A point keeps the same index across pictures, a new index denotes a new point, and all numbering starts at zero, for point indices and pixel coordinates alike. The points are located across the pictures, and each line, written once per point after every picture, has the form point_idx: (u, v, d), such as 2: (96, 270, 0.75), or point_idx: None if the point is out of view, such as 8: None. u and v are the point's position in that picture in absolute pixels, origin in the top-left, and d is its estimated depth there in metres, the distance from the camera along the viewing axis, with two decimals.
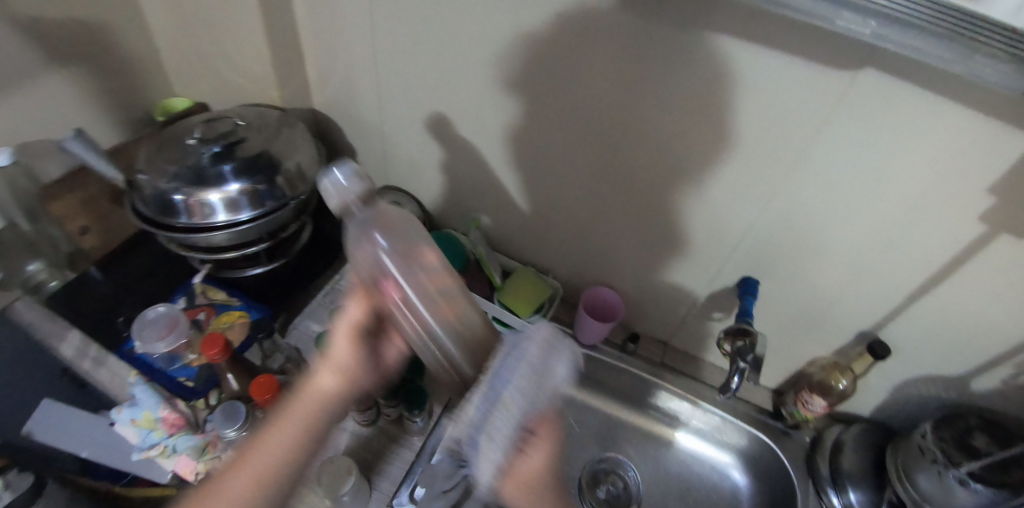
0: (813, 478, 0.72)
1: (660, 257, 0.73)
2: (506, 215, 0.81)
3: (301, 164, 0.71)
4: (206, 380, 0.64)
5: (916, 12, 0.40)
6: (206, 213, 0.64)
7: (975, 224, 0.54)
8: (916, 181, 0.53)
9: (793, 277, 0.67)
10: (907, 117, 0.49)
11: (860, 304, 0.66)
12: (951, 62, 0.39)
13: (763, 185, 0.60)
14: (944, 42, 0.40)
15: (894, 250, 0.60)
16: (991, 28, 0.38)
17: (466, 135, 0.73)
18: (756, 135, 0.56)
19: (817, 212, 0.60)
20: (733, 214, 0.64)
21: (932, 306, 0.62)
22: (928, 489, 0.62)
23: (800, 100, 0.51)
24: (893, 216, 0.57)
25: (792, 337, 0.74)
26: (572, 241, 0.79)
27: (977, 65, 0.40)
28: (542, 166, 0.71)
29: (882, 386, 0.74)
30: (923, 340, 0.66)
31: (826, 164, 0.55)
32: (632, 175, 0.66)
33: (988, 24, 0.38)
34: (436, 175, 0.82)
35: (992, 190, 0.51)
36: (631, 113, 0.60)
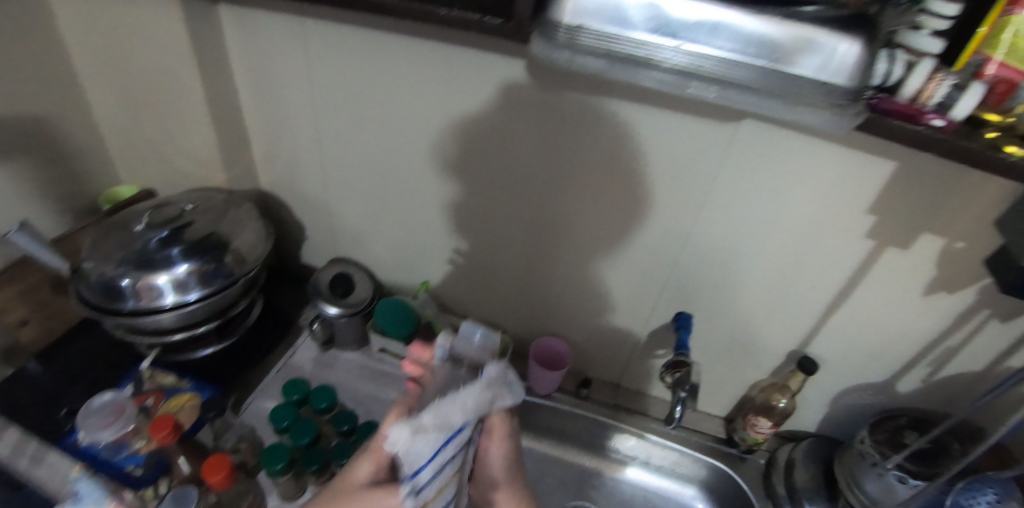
0: (772, 500, 0.76)
1: (602, 303, 0.77)
2: (451, 276, 0.84)
3: (247, 241, 0.73)
4: (154, 466, 0.64)
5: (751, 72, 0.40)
6: (153, 296, 0.65)
7: (863, 241, 0.62)
8: (807, 211, 0.61)
9: (722, 308, 0.73)
10: (788, 154, 0.57)
11: (783, 325, 0.72)
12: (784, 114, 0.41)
13: (681, 225, 0.66)
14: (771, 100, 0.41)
15: (803, 272, 0.66)
16: (808, 84, 0.39)
17: (406, 201, 0.78)
18: (665, 180, 0.62)
19: (731, 245, 0.66)
20: (659, 254, 0.69)
21: (845, 321, 0.69)
22: (874, 493, 0.67)
23: (698, 148, 0.58)
24: (796, 242, 0.64)
25: (730, 364, 0.79)
26: (518, 295, 0.82)
27: (803, 116, 0.41)
28: (481, 227, 0.76)
29: (820, 401, 0.79)
30: (845, 352, 0.72)
31: (729, 201, 0.62)
32: (562, 226, 0.71)
33: (803, 81, 0.39)
34: (380, 243, 0.86)
35: (869, 210, 0.59)
36: (555, 172, 0.66)
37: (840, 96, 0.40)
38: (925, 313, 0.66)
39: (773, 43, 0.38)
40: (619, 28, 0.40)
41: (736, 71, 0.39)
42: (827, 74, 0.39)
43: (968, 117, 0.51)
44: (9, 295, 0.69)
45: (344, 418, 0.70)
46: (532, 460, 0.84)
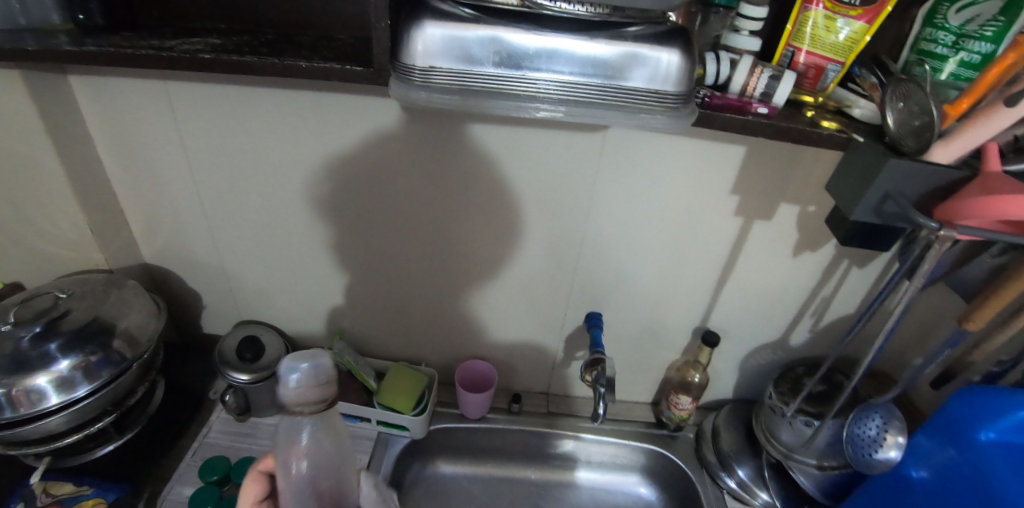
0: (705, 469, 0.81)
1: (518, 318, 0.80)
2: (367, 318, 0.83)
3: (137, 320, 0.68)
4: None
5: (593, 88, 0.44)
6: (34, 402, 0.59)
7: (733, 219, 0.69)
8: (678, 201, 0.67)
9: (626, 301, 0.77)
10: (652, 154, 0.63)
11: (682, 306, 0.78)
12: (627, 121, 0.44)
13: (573, 231, 0.70)
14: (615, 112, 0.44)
15: (688, 256, 0.72)
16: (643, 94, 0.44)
17: (307, 251, 0.76)
18: (550, 192, 0.66)
19: (622, 242, 0.71)
20: (561, 262, 0.73)
21: (733, 292, 0.76)
22: (790, 441, 0.75)
23: (574, 160, 0.63)
24: (677, 229, 0.69)
25: (645, 350, 0.84)
26: (437, 326, 0.82)
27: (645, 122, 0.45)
28: (389, 265, 0.76)
29: (729, 369, 0.86)
30: (739, 320, 0.79)
31: (610, 203, 0.67)
32: (465, 251, 0.73)
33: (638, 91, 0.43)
34: (287, 297, 0.83)
35: (732, 190, 0.66)
36: (448, 200, 0.68)
37: (671, 100, 0.44)
38: (797, 272, 0.74)
39: (606, 63, 0.42)
40: (468, 65, 0.43)
41: (578, 91, 0.43)
42: (658, 83, 0.43)
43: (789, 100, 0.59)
44: None
45: None
46: (480, 486, 0.84)
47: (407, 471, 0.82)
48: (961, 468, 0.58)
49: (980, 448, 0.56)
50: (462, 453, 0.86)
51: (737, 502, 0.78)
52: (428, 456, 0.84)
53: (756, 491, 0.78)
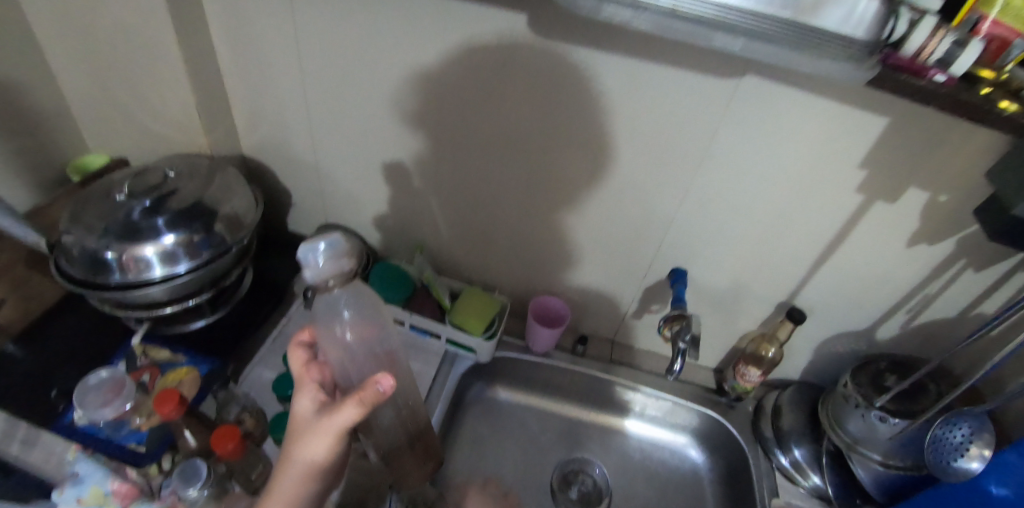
0: (760, 442, 0.81)
1: (599, 262, 0.79)
2: (448, 240, 0.84)
3: (236, 207, 0.70)
4: (159, 441, 0.63)
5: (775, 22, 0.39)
6: (141, 269, 0.63)
7: (854, 196, 0.64)
8: (802, 167, 0.62)
9: (713, 263, 0.75)
10: (789, 112, 0.57)
11: (774, 278, 0.75)
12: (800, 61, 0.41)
13: (675, 183, 0.67)
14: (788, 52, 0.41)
15: (795, 227, 0.68)
16: (830, 37, 0.39)
17: (401, 163, 0.76)
18: (664, 137, 0.62)
19: (728, 202, 0.67)
20: (657, 212, 0.70)
21: (833, 271, 0.72)
22: (858, 432, 0.73)
23: (700, 106, 0.59)
24: (790, 197, 0.65)
25: (722, 316, 0.82)
26: (513, 257, 0.83)
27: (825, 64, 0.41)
28: (478, 190, 0.75)
29: (804, 349, 0.84)
30: (830, 301, 0.76)
31: (725, 159, 0.63)
32: (560, 186, 0.71)
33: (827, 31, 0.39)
34: (374, 208, 0.84)
35: (862, 164, 0.60)
36: (552, 132, 0.65)
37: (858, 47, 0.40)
38: (908, 263, 0.69)
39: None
40: None
41: (760, 23, 0.39)
42: (849, 26, 0.39)
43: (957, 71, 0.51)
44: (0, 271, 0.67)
45: None
46: (530, 418, 0.87)
47: (466, 391, 0.85)
48: None
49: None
50: (520, 384, 0.88)
51: (787, 480, 0.78)
52: (486, 381, 0.87)
53: (809, 473, 0.77)
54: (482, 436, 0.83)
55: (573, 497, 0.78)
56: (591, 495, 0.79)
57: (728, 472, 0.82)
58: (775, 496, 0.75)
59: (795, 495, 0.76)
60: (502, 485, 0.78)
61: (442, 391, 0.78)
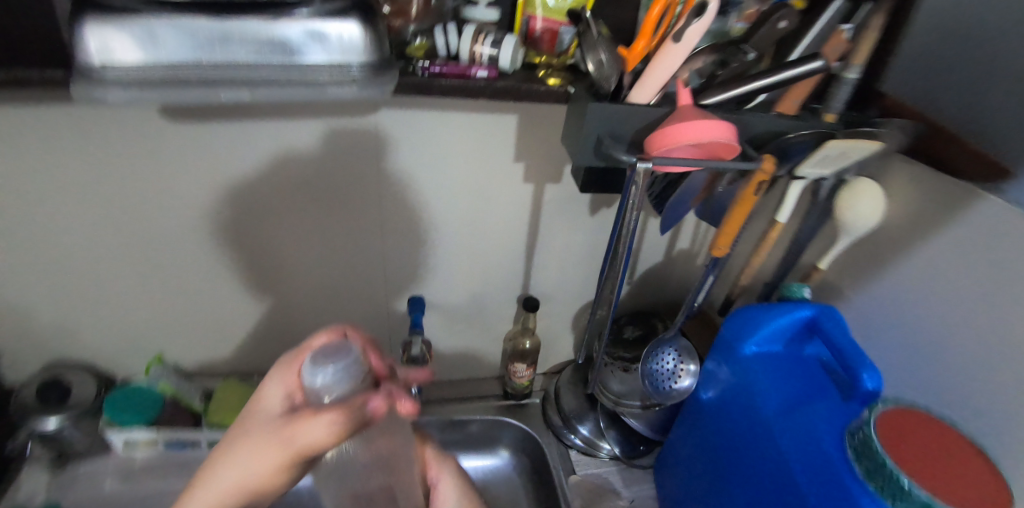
0: (553, 430, 0.86)
1: (347, 311, 0.80)
2: (185, 342, 0.79)
3: None
4: None
5: (277, 70, 0.41)
6: None
7: (525, 187, 0.72)
8: (468, 179, 0.70)
9: (447, 277, 0.79)
10: (433, 132, 0.64)
11: (501, 278, 0.82)
12: (327, 87, 0.43)
13: (371, 219, 0.71)
14: (301, 90, 0.43)
15: (493, 229, 0.76)
16: (328, 68, 0.42)
17: (96, 280, 0.69)
18: (340, 182, 0.66)
19: (426, 224, 0.73)
20: (372, 250, 0.74)
21: (545, 257, 0.81)
22: (619, 389, 0.79)
23: (355, 148, 0.64)
24: (477, 200, 0.72)
25: (481, 324, 0.87)
26: (268, 332, 0.81)
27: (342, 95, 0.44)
28: (190, 278, 0.72)
29: (565, 329, 0.92)
30: (559, 281, 0.84)
31: (399, 189, 0.69)
32: (268, 255, 0.72)
33: (325, 65, 0.42)
34: (85, 337, 0.75)
35: (516, 159, 0.69)
36: (235, 203, 0.66)
37: (356, 72, 0.43)
38: (601, 230, 0.80)
39: (282, 40, 0.40)
40: (147, 51, 0.39)
41: (270, 71, 0.41)
42: (339, 55, 0.42)
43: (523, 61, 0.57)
44: None
45: None
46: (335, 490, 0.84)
47: None
48: (737, 386, 0.63)
49: (745, 360, 0.62)
50: None
51: (585, 455, 0.84)
52: None
53: (598, 443, 0.83)
54: None
55: None
56: None
57: (533, 467, 0.87)
58: (570, 473, 0.82)
59: (589, 465, 0.83)
60: None
61: None
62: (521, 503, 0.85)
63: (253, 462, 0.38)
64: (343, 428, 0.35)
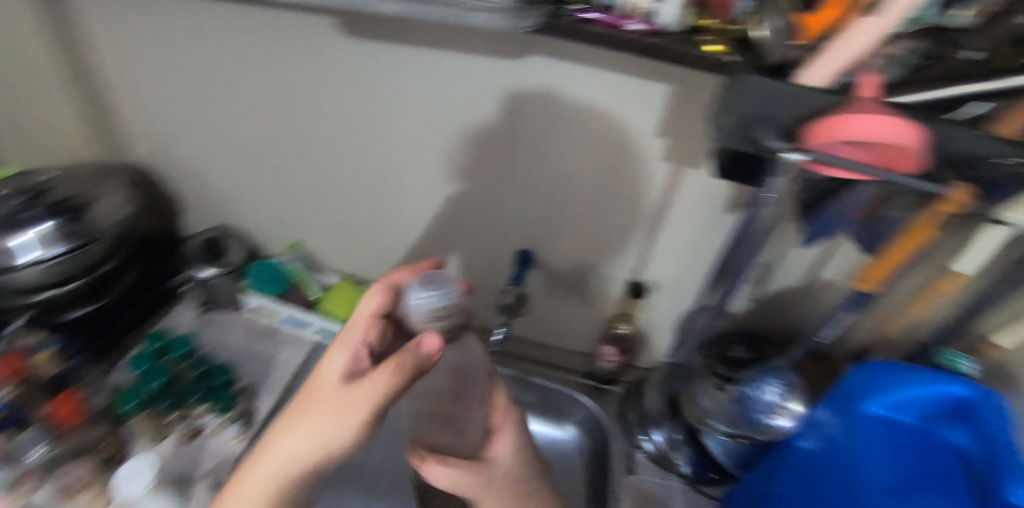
0: (626, 426, 0.82)
1: (461, 247, 0.85)
2: (325, 236, 0.91)
3: (108, 206, 0.77)
4: (8, 416, 0.65)
5: None
6: (8, 257, 0.68)
7: (661, 165, 0.68)
8: (602, 145, 0.67)
9: (558, 239, 0.79)
10: (577, 88, 0.63)
11: (615, 255, 0.79)
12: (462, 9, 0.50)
13: (499, 163, 0.73)
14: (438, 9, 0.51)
15: (616, 202, 0.73)
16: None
17: (273, 162, 0.82)
18: (477, 120, 0.69)
19: (550, 181, 0.73)
20: (494, 194, 0.76)
21: (664, 245, 0.76)
22: (709, 407, 0.72)
23: (498, 90, 0.65)
24: (606, 167, 0.70)
25: (580, 297, 0.86)
26: (390, 248, 0.89)
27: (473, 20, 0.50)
28: (337, 180, 0.82)
29: (668, 329, 0.87)
30: (673, 276, 0.80)
31: (531, 141, 0.69)
32: (403, 175, 0.78)
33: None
34: (257, 209, 0.91)
35: (658, 133, 0.64)
36: (387, 120, 0.72)
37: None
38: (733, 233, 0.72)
39: None
40: None
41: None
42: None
43: (688, 24, 0.54)
44: None
45: (200, 362, 0.77)
46: None
47: None
48: (848, 440, 0.55)
49: (862, 420, 0.54)
50: None
51: (653, 465, 0.78)
52: None
53: (672, 457, 0.77)
54: None
55: None
56: None
57: (595, 454, 0.84)
58: (630, 474, 0.77)
59: (654, 476, 0.77)
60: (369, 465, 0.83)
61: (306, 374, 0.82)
62: (574, 483, 0.83)
63: (325, 413, 0.43)
64: (405, 367, 0.42)
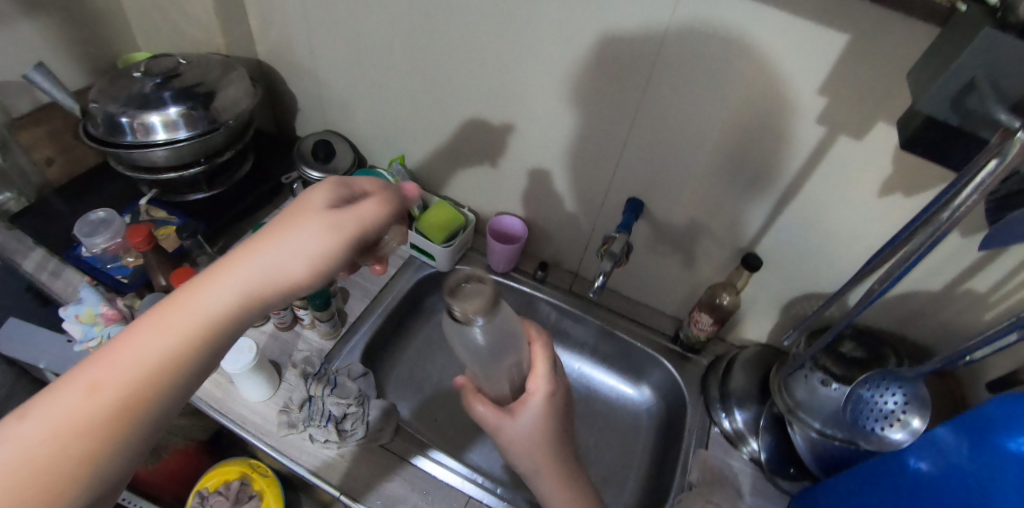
0: (705, 397, 0.79)
1: (566, 187, 0.81)
2: (428, 154, 0.90)
3: (233, 95, 0.79)
4: (138, 276, 0.74)
5: None
6: (146, 132, 0.72)
7: (813, 128, 0.60)
8: (752, 96, 0.60)
9: (672, 193, 0.74)
10: (741, 27, 0.55)
11: (734, 220, 0.73)
12: None
13: (625, 103, 0.67)
14: None
15: (750, 163, 0.66)
16: None
17: (389, 72, 0.81)
18: (613, 52, 0.63)
19: (680, 129, 0.67)
20: (613, 135, 0.71)
21: (792, 219, 0.69)
22: (802, 398, 0.67)
23: (646, 20, 0.59)
24: (747, 122, 0.62)
25: (682, 258, 0.81)
26: (489, 178, 0.87)
27: None
28: (451, 99, 0.79)
29: (771, 308, 0.81)
30: (793, 253, 0.73)
31: (669, 81, 0.63)
32: (520, 101, 0.74)
33: None
34: (366, 118, 0.90)
35: (822, 91, 0.56)
36: (515, 41, 0.68)
37: None
38: (876, 218, 0.64)
39: None
40: None
41: None
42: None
43: None
44: (38, 135, 0.81)
45: None
46: None
47: (426, 298, 0.91)
48: (971, 468, 0.49)
49: (1001, 453, 0.46)
50: None
51: (727, 443, 0.75)
52: None
53: (748, 439, 0.74)
54: (434, 342, 0.90)
55: None
56: None
57: (666, 417, 0.83)
58: (702, 447, 0.74)
59: (729, 456, 0.74)
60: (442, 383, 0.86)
61: (397, 287, 0.85)
62: (640, 440, 0.83)
63: (303, 259, 0.40)
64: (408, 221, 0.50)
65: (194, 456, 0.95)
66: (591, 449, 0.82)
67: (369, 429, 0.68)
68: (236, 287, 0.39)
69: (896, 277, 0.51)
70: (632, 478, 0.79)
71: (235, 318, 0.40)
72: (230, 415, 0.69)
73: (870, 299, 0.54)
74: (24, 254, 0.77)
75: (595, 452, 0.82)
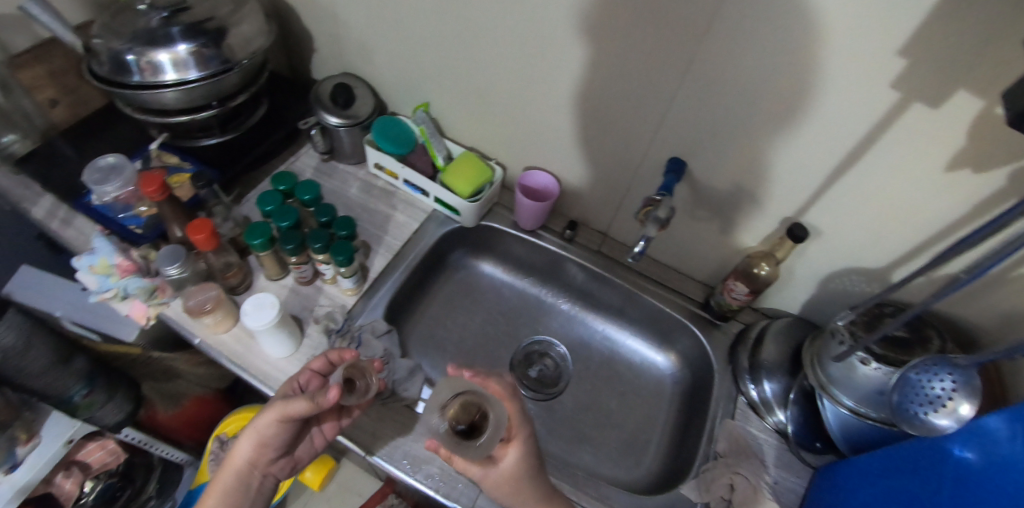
0: (733, 367, 0.77)
1: (600, 145, 0.76)
2: (452, 103, 0.84)
3: (245, 33, 0.72)
4: (153, 228, 0.72)
5: None
6: (155, 72, 0.67)
7: (888, 91, 0.54)
8: (822, 53, 0.54)
9: (717, 156, 0.69)
10: None
11: (783, 189, 0.68)
12: None
13: (676, 56, 0.61)
14: None
15: (808, 128, 0.61)
16: None
17: (412, 11, 0.74)
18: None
19: (735, 88, 0.61)
20: (657, 91, 0.66)
21: (847, 189, 0.64)
22: (836, 374, 0.66)
23: None
24: (813, 83, 0.56)
25: (719, 225, 0.76)
26: (517, 132, 0.82)
27: None
28: (480, 44, 0.73)
29: (809, 280, 0.77)
30: (842, 226, 0.68)
31: (727, 33, 0.57)
32: (559, 49, 0.68)
33: None
34: (386, 61, 0.84)
35: (904, 50, 0.51)
36: None
37: None
38: (941, 193, 0.59)
39: None
40: None
41: None
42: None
43: None
44: (38, 74, 0.75)
45: (325, 210, 0.74)
46: (509, 293, 0.91)
47: (448, 255, 0.88)
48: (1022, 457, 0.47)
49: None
50: (505, 262, 0.91)
51: (753, 413, 0.74)
52: (475, 249, 0.90)
53: (775, 409, 0.73)
54: (455, 300, 0.88)
55: (532, 375, 0.83)
56: (548, 377, 0.84)
57: (690, 384, 0.82)
58: (728, 417, 0.73)
59: (754, 426, 0.73)
60: (462, 342, 0.85)
61: (419, 243, 0.82)
62: (661, 405, 0.83)
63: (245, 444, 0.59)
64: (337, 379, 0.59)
65: (214, 402, 0.96)
66: (612, 413, 0.82)
67: (393, 387, 0.70)
68: (237, 460, 0.60)
69: (1008, 255, 0.46)
70: (652, 443, 0.79)
71: (244, 475, 0.61)
72: (250, 369, 0.68)
73: (963, 282, 0.50)
74: (35, 201, 0.74)
75: (616, 416, 0.81)
